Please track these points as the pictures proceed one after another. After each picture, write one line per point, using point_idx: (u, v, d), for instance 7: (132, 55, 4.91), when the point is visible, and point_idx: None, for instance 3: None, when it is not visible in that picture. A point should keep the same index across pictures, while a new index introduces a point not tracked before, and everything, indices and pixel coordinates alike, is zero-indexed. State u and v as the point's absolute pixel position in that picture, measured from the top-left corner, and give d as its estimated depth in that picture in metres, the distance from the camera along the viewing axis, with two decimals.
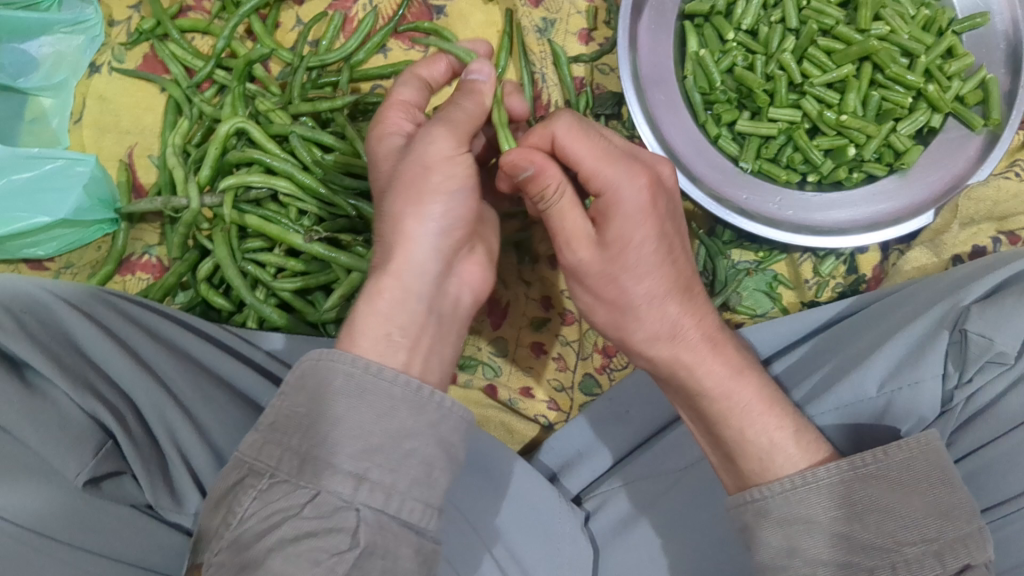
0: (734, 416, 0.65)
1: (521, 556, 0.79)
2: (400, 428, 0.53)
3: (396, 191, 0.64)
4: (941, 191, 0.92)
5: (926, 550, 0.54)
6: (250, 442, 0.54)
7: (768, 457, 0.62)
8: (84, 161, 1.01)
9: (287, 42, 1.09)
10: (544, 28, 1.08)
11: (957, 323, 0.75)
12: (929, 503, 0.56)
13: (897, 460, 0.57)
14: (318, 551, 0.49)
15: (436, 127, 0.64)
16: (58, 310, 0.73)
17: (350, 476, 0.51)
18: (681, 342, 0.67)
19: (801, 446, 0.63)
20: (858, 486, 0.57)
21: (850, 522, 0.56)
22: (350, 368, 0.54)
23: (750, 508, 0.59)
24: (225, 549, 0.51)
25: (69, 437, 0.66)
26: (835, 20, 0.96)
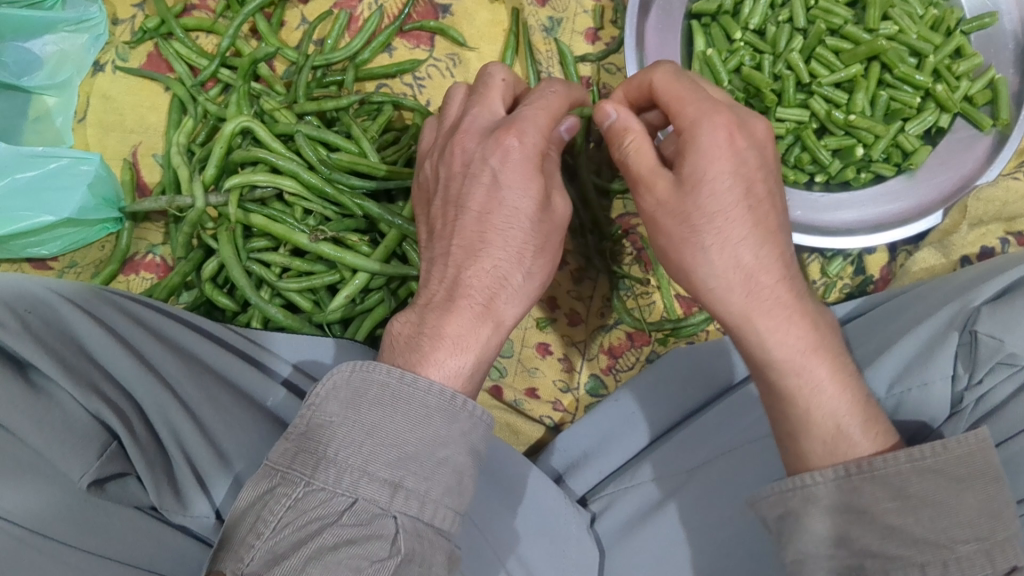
0: (810, 398, 0.61)
1: (529, 559, 0.78)
2: (434, 435, 0.54)
3: (535, 237, 0.64)
4: (951, 192, 0.91)
5: (979, 548, 0.52)
6: (279, 451, 0.53)
7: (832, 444, 0.60)
8: (88, 160, 1.01)
9: (292, 41, 1.08)
10: (550, 28, 1.07)
11: (967, 324, 0.75)
12: (984, 501, 0.53)
13: (958, 455, 0.54)
14: (358, 558, 0.49)
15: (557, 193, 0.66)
16: (62, 310, 0.73)
17: (385, 484, 0.51)
18: (756, 302, 0.62)
19: (872, 423, 0.61)
20: (914, 478, 0.55)
21: (902, 515, 0.54)
22: (385, 378, 0.54)
23: (796, 493, 0.58)
24: (258, 559, 0.49)
25: (75, 436, 0.66)
26: (844, 20, 0.95)
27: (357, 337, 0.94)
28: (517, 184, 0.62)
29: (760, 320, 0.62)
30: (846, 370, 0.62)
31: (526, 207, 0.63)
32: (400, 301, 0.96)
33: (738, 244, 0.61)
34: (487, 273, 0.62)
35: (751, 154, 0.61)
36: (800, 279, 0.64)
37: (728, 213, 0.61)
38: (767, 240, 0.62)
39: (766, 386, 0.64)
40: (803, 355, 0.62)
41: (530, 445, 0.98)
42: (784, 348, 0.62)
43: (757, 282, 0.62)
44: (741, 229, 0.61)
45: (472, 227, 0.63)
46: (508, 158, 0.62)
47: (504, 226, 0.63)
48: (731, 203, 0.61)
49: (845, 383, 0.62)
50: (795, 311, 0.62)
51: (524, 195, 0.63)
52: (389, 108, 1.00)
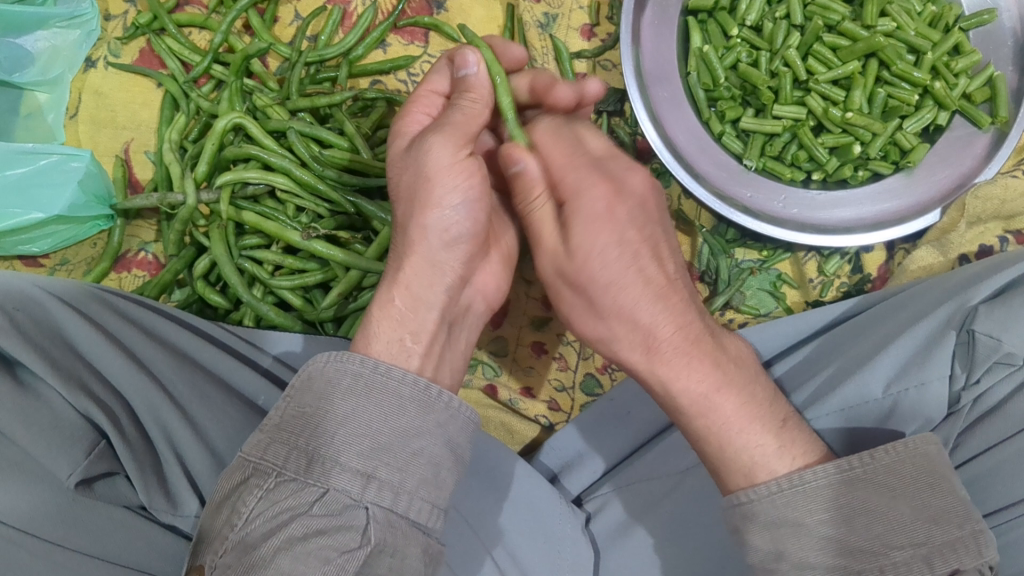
0: (710, 435, 0.63)
1: (519, 556, 0.78)
2: (407, 427, 0.55)
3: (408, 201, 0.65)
4: (948, 189, 0.91)
5: (916, 554, 0.52)
6: (254, 442, 0.55)
7: (752, 472, 0.61)
8: (79, 156, 1.00)
9: (285, 37, 1.07)
10: (546, 23, 1.06)
11: (964, 323, 0.74)
12: (918, 508, 0.54)
13: (886, 463, 0.56)
14: (328, 549, 0.50)
15: (436, 135, 0.63)
16: (51, 308, 0.72)
17: (357, 475, 0.52)
18: (660, 355, 0.63)
19: (794, 449, 0.61)
20: (846, 489, 0.56)
21: (837, 526, 0.55)
22: (358, 369, 0.56)
23: (739, 510, 0.59)
24: (229, 552, 0.51)
25: (62, 435, 0.65)
26: (841, 16, 0.94)
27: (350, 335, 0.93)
28: (396, 170, 0.68)
29: (665, 368, 0.63)
30: (757, 405, 0.63)
31: (403, 181, 0.66)
32: None
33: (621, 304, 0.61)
34: (393, 259, 0.66)
35: (638, 216, 0.62)
36: (703, 329, 0.64)
37: (622, 277, 0.60)
38: (680, 313, 0.62)
39: (687, 423, 0.65)
40: (711, 393, 0.63)
41: (525, 446, 0.98)
42: (698, 390, 0.63)
43: (666, 331, 0.62)
44: (641, 292, 0.61)
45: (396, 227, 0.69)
46: (394, 158, 0.70)
47: (398, 212, 0.67)
48: (625, 269, 0.60)
49: (764, 426, 0.62)
50: (704, 360, 0.63)
51: (401, 173, 0.68)
52: (383, 104, 0.99)
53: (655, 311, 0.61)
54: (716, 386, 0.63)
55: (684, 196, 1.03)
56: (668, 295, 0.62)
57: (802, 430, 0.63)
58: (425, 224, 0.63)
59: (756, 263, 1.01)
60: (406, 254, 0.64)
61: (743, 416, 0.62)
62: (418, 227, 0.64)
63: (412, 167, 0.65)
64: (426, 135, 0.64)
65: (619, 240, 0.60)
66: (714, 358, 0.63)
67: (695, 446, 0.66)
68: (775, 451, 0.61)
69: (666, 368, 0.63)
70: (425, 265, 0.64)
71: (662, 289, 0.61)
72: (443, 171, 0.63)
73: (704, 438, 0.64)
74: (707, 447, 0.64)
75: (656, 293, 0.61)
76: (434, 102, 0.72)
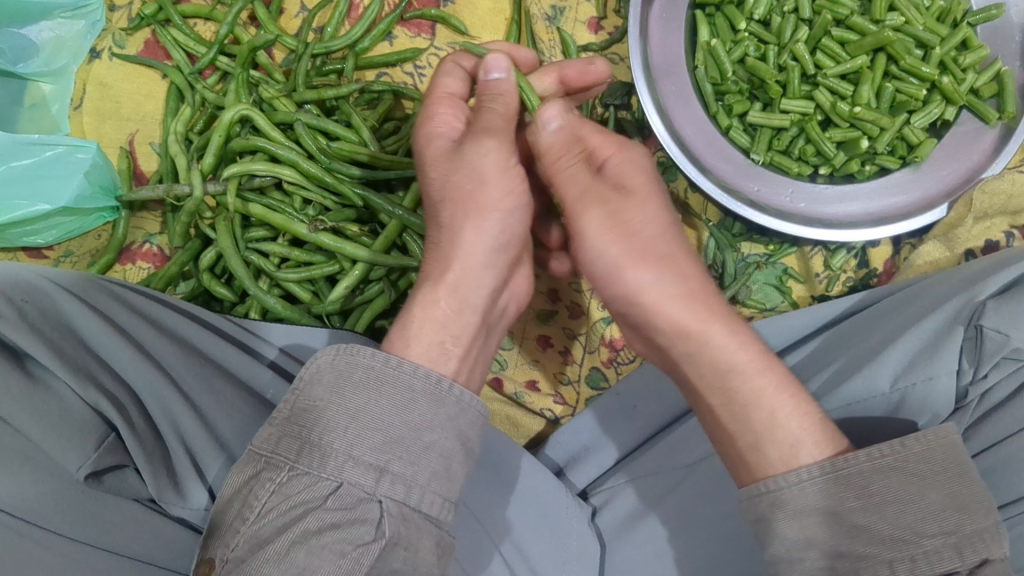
0: (754, 406, 0.60)
1: (526, 549, 0.78)
2: (419, 419, 0.55)
3: (453, 201, 0.64)
4: (955, 184, 0.91)
5: (947, 542, 0.51)
6: (265, 435, 0.55)
7: (792, 452, 0.58)
8: (85, 148, 1.00)
9: (291, 28, 1.06)
10: (554, 16, 1.06)
11: (973, 318, 0.74)
12: (947, 496, 0.53)
13: (915, 451, 0.54)
14: (343, 543, 0.50)
15: (487, 139, 0.64)
16: (58, 299, 0.72)
17: (371, 468, 0.52)
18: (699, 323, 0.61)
19: (820, 438, 0.58)
20: (876, 477, 0.54)
21: (868, 514, 0.53)
22: (371, 361, 0.55)
23: (765, 499, 0.57)
24: (242, 545, 0.51)
25: (71, 428, 0.65)
26: (850, 11, 0.94)
27: (357, 329, 0.93)
28: (428, 168, 0.67)
29: (708, 333, 0.61)
30: (798, 389, 0.61)
31: (446, 178, 0.65)
32: (400, 291, 0.94)
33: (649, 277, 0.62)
34: (434, 257, 0.64)
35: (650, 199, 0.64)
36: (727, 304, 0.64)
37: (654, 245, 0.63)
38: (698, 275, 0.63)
39: (724, 400, 0.62)
40: (750, 364, 0.61)
41: (530, 439, 0.98)
42: (738, 361, 0.61)
43: (696, 289, 0.62)
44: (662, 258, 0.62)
45: (432, 223, 0.66)
46: (424, 161, 0.68)
47: (436, 208, 0.66)
48: (660, 229, 0.63)
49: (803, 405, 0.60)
50: (741, 330, 0.62)
51: (438, 173, 0.66)
52: (389, 96, 0.99)
53: (683, 271, 0.62)
54: (757, 354, 0.61)
55: (690, 190, 1.03)
56: (693, 263, 0.64)
57: (827, 419, 0.60)
58: (479, 225, 0.63)
59: (762, 257, 1.01)
60: (452, 255, 0.63)
61: (784, 388, 0.60)
62: (471, 227, 0.63)
63: (457, 169, 0.64)
64: (472, 138, 0.64)
65: (651, 218, 0.63)
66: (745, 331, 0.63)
67: (724, 432, 0.63)
68: (802, 432, 0.58)
69: (706, 335, 0.61)
70: (473, 265, 0.63)
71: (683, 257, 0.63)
72: (495, 175, 0.63)
73: (744, 410, 0.60)
74: (743, 429, 0.60)
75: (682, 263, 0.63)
76: (457, 107, 0.70)
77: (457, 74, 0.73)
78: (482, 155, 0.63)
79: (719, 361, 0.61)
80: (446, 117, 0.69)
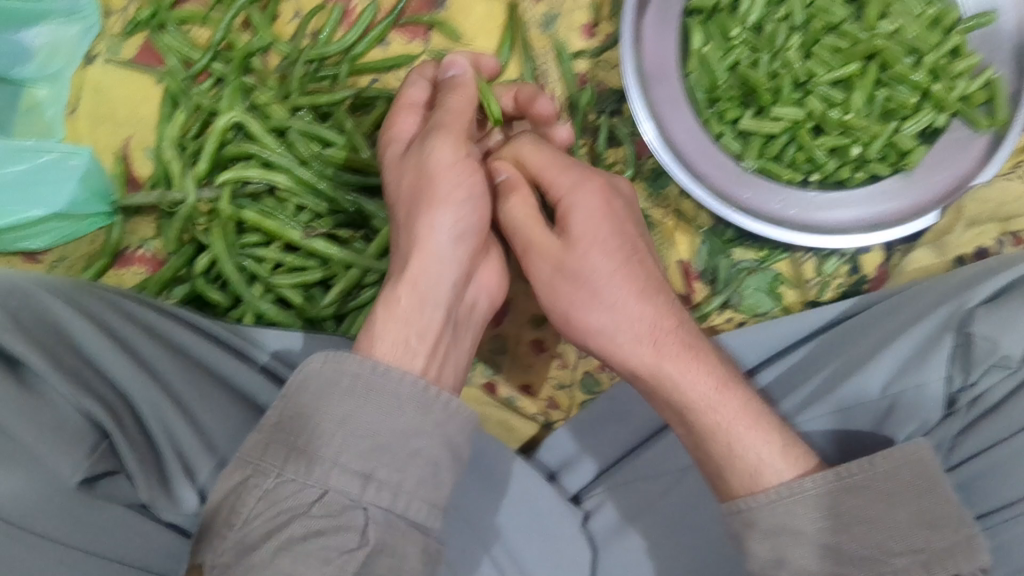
0: (716, 435, 0.66)
1: (517, 553, 0.79)
2: (405, 427, 0.55)
3: (413, 204, 0.68)
4: (945, 192, 0.92)
5: (915, 561, 0.58)
6: (252, 442, 0.55)
7: (756, 474, 0.64)
8: (78, 154, 1.01)
9: (286, 34, 1.07)
10: (547, 22, 1.06)
11: (961, 325, 0.75)
12: (914, 513, 0.59)
13: (882, 470, 0.61)
14: (327, 549, 0.51)
15: (443, 137, 0.68)
16: (53, 305, 0.72)
17: (356, 476, 0.53)
18: (660, 353, 0.68)
19: (791, 457, 0.64)
20: (847, 497, 0.60)
21: (840, 533, 0.59)
22: (357, 370, 0.56)
23: (739, 518, 0.63)
24: (229, 550, 0.53)
25: (65, 434, 0.66)
26: (841, 19, 0.95)
27: (351, 332, 0.93)
28: (391, 172, 0.72)
29: (667, 362, 0.68)
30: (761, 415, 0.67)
31: (403, 178, 0.70)
32: None
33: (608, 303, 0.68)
34: (398, 257, 0.68)
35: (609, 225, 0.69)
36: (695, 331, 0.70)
37: (612, 276, 0.68)
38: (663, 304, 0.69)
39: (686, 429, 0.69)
40: (714, 397, 0.67)
41: (523, 444, 0.99)
42: (697, 391, 0.67)
43: (660, 325, 0.68)
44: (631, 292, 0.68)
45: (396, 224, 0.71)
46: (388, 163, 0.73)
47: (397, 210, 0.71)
48: (612, 266, 0.68)
49: (755, 424, 0.66)
50: (702, 361, 0.68)
51: (398, 176, 0.71)
52: (383, 102, 0.99)
53: (645, 306, 0.68)
54: (717, 382, 0.67)
55: (683, 197, 1.03)
56: (656, 294, 0.69)
57: (797, 440, 0.66)
58: (432, 220, 0.66)
59: (754, 263, 1.01)
60: (414, 249, 0.66)
61: (742, 415, 0.66)
62: (426, 222, 0.66)
63: (414, 169, 0.69)
64: (427, 139, 0.69)
65: (605, 249, 0.68)
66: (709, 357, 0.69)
67: (692, 450, 0.69)
68: (771, 457, 0.64)
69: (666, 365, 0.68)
70: (432, 260, 0.66)
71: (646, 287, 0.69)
72: (447, 170, 0.67)
73: (709, 433, 0.66)
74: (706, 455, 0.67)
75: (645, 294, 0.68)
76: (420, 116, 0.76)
77: (420, 85, 0.79)
78: (435, 156, 0.67)
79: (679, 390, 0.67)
80: (408, 125, 0.75)
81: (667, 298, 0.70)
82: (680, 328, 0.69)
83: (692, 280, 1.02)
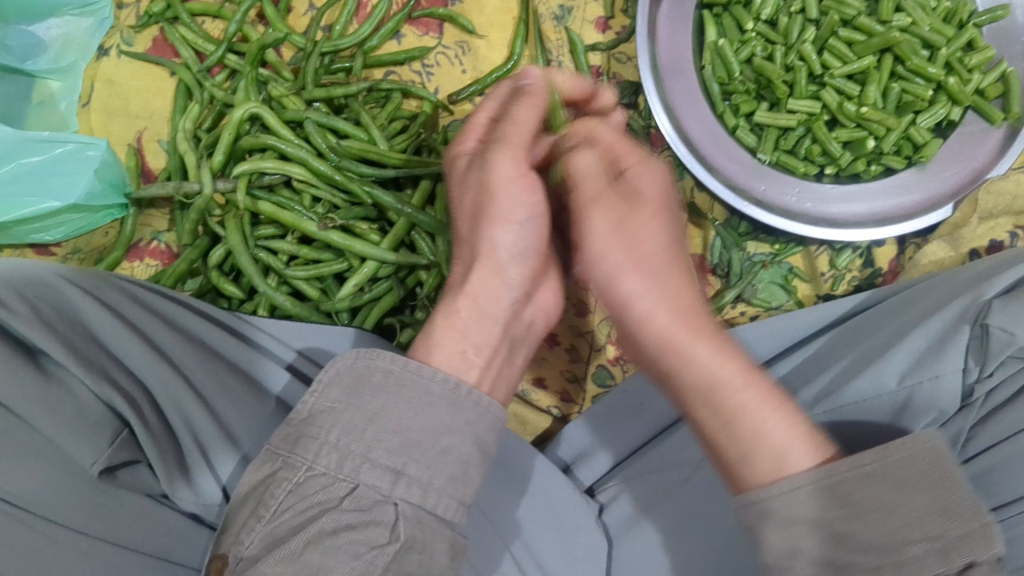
0: (739, 419, 0.53)
1: (535, 548, 0.79)
2: (436, 425, 0.54)
3: (473, 220, 0.64)
4: (960, 184, 0.92)
5: (930, 547, 0.46)
6: (282, 435, 0.53)
7: (778, 460, 0.52)
8: (94, 146, 1.00)
9: (299, 26, 1.07)
10: (561, 16, 1.06)
11: (979, 317, 0.74)
12: (931, 501, 0.48)
13: (899, 458, 0.49)
14: (357, 544, 0.49)
15: (502, 150, 0.63)
16: (75, 299, 0.72)
17: (387, 471, 0.52)
18: (676, 320, 0.56)
19: (812, 445, 0.52)
20: (860, 484, 0.49)
21: (849, 521, 0.48)
22: (390, 366, 0.55)
23: None
24: (256, 544, 0.50)
25: (86, 423, 0.66)
26: (857, 11, 0.94)
27: (366, 326, 0.94)
28: (454, 193, 0.68)
29: (677, 334, 0.56)
30: (786, 404, 0.54)
31: (464, 198, 0.66)
32: (407, 289, 0.95)
33: (619, 266, 0.58)
34: (455, 273, 0.66)
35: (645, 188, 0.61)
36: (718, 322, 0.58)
37: (662, 243, 0.58)
38: (677, 278, 0.58)
39: (685, 407, 0.57)
40: None
41: (537, 436, 0.99)
42: (706, 369, 0.55)
43: (676, 290, 0.57)
44: None
45: (459, 234, 0.68)
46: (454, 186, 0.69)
47: (459, 233, 0.66)
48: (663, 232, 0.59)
49: (800, 427, 0.53)
50: (724, 341, 0.56)
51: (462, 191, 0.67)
52: (398, 95, 1.00)
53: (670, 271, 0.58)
54: (742, 368, 0.55)
55: (697, 189, 1.04)
56: (677, 263, 0.59)
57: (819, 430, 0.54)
58: (493, 234, 0.63)
59: (768, 256, 1.01)
60: (476, 263, 0.63)
61: (770, 401, 0.54)
62: (489, 238, 0.63)
63: (475, 184, 0.64)
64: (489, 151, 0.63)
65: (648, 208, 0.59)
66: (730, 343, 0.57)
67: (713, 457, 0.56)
68: (790, 440, 0.52)
69: (682, 337, 0.56)
70: (494, 278, 0.62)
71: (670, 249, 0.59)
72: (511, 184, 0.62)
73: (743, 438, 0.53)
74: (732, 446, 0.54)
75: (669, 254, 0.59)
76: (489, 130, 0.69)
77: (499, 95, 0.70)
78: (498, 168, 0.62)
79: (694, 370, 0.55)
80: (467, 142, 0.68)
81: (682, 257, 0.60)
82: (698, 307, 0.58)
83: (706, 273, 1.02)
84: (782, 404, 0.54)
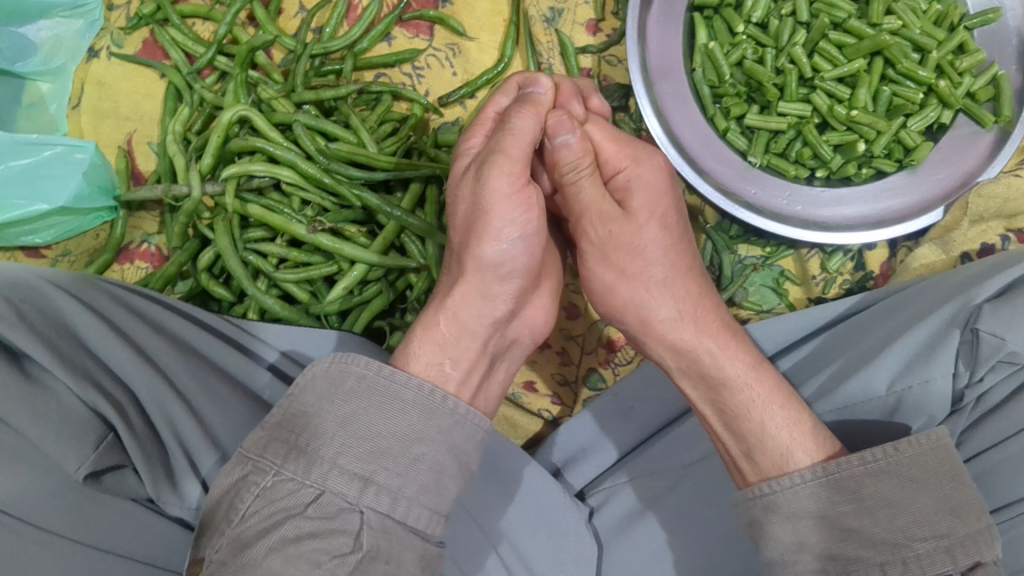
0: (745, 415, 0.67)
1: (522, 551, 0.79)
2: (410, 431, 0.55)
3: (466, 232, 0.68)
4: (951, 188, 0.92)
5: (938, 546, 0.53)
6: (254, 438, 0.55)
7: (785, 454, 0.64)
8: (83, 148, 1.00)
9: (289, 28, 1.07)
10: (551, 18, 1.06)
11: (968, 322, 0.73)
12: (939, 499, 0.55)
13: (910, 455, 0.56)
14: (319, 552, 0.50)
15: (491, 168, 0.65)
16: (59, 301, 0.72)
17: (355, 478, 0.53)
18: (702, 328, 0.72)
19: (814, 441, 0.63)
20: (867, 481, 0.56)
21: (859, 517, 0.56)
22: (362, 371, 0.56)
23: (758, 503, 0.60)
24: (225, 546, 0.52)
25: (71, 427, 0.65)
26: (847, 14, 0.94)
27: (356, 329, 0.93)
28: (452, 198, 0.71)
29: (710, 338, 0.71)
30: (788, 397, 0.67)
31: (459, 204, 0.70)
32: (397, 292, 0.95)
33: (656, 291, 0.73)
34: (446, 282, 0.70)
35: (659, 214, 0.73)
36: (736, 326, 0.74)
37: (671, 249, 0.74)
38: (700, 295, 0.74)
39: (721, 411, 0.70)
40: (751, 376, 0.69)
41: (528, 439, 0.99)
42: (728, 370, 0.70)
43: (693, 300, 0.73)
44: (678, 271, 0.74)
45: (456, 242, 0.71)
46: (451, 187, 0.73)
47: (454, 235, 0.71)
48: (671, 241, 0.73)
49: (797, 420, 0.65)
50: (736, 342, 0.71)
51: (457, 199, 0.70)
52: (388, 97, 1.00)
53: (688, 281, 0.74)
54: (750, 365, 0.70)
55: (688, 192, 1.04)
56: (692, 277, 0.74)
57: (821, 426, 0.66)
58: (481, 251, 0.66)
59: (759, 259, 1.01)
60: (461, 279, 0.67)
61: (773, 397, 0.67)
62: (475, 256, 0.66)
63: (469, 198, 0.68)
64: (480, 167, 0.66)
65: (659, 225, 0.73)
66: (742, 342, 0.72)
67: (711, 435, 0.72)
68: (792, 441, 0.64)
69: (709, 339, 0.71)
70: (478, 293, 0.67)
71: (691, 268, 0.75)
72: (499, 201, 0.65)
73: (755, 434, 0.66)
74: (741, 436, 0.68)
75: (691, 272, 0.74)
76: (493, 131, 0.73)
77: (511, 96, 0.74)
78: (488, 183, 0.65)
79: (715, 370, 0.70)
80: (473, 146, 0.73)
81: (695, 264, 0.75)
82: (710, 315, 0.73)
83: None
84: (787, 399, 0.67)
